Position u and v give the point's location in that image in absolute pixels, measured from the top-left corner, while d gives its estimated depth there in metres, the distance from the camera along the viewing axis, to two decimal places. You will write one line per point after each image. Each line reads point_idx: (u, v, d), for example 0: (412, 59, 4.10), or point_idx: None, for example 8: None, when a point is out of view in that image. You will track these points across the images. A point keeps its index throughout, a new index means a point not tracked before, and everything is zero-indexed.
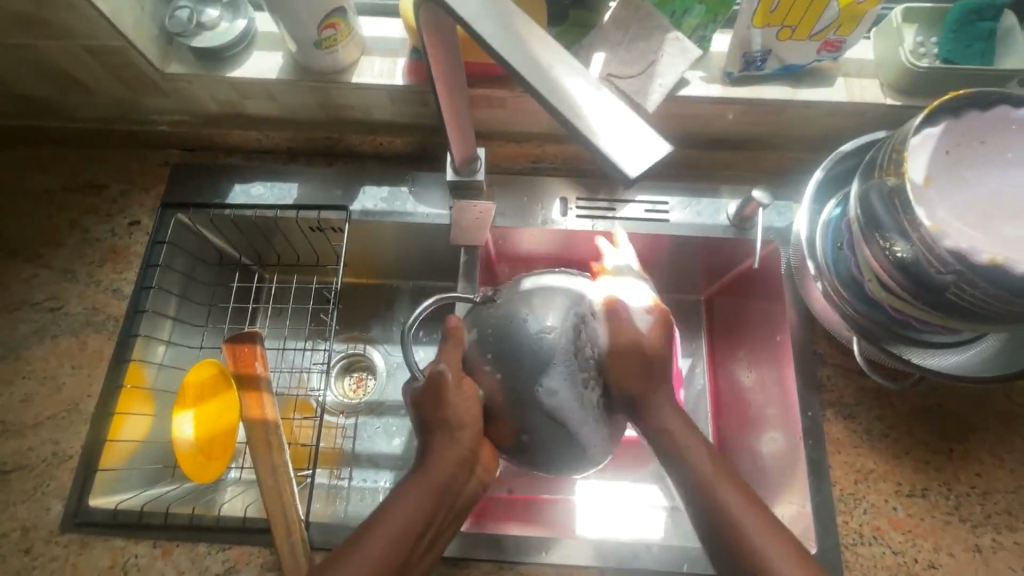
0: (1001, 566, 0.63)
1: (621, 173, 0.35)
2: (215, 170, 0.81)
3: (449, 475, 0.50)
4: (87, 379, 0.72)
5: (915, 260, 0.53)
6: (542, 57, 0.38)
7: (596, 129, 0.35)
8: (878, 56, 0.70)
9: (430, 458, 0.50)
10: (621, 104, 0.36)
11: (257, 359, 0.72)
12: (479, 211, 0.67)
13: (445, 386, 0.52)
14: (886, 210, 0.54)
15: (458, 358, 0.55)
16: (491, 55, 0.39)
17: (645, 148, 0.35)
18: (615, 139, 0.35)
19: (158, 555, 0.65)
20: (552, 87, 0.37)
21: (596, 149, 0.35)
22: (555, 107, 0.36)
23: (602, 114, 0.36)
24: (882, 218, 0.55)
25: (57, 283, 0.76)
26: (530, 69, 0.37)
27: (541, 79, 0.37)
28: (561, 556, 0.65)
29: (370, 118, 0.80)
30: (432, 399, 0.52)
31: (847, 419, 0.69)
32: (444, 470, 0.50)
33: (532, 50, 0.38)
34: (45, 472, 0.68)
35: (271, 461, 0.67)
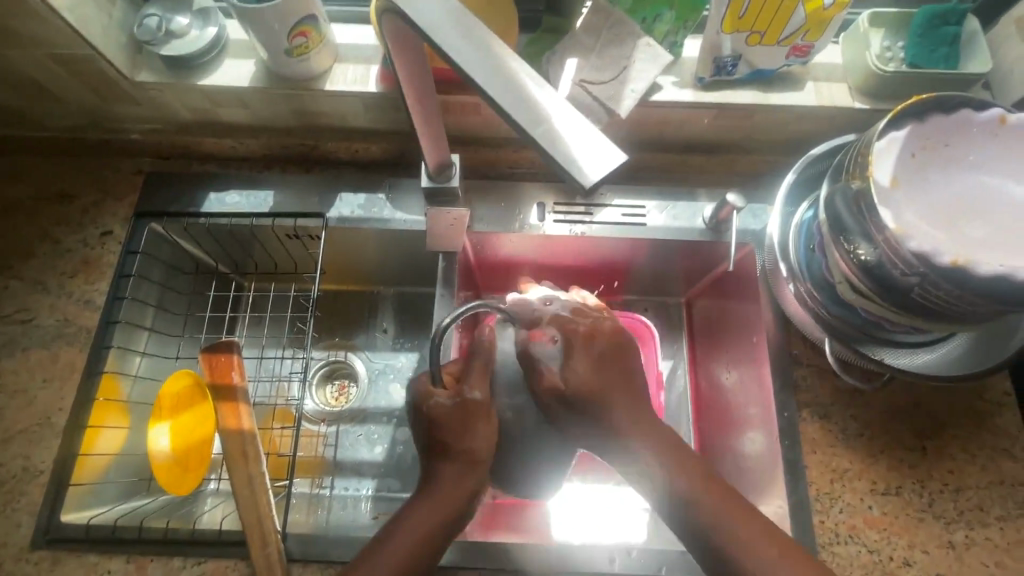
0: (974, 562, 0.63)
1: (581, 182, 0.35)
2: (189, 179, 0.80)
3: (462, 505, 0.52)
4: (58, 392, 0.71)
5: (880, 262, 0.54)
6: (503, 66, 0.38)
7: (557, 138, 0.35)
8: (846, 60, 0.71)
9: (443, 487, 0.52)
10: (580, 112, 0.36)
11: (233, 369, 0.72)
12: (454, 218, 0.67)
13: (474, 413, 0.54)
14: (851, 213, 0.55)
15: (484, 381, 0.56)
16: (452, 66, 0.39)
17: (603, 156, 0.35)
18: (576, 145, 0.35)
19: (132, 570, 0.64)
20: (513, 97, 0.37)
21: (557, 157, 0.35)
22: (515, 116, 0.36)
23: (562, 123, 0.36)
24: (847, 221, 0.56)
25: (28, 295, 0.75)
26: (491, 78, 0.37)
27: (502, 90, 0.37)
28: (542, 563, 0.65)
29: (345, 124, 0.79)
30: (455, 424, 0.53)
31: (823, 419, 0.70)
32: (456, 500, 0.52)
33: (494, 60, 0.38)
34: (15, 488, 0.67)
35: (248, 472, 0.66)
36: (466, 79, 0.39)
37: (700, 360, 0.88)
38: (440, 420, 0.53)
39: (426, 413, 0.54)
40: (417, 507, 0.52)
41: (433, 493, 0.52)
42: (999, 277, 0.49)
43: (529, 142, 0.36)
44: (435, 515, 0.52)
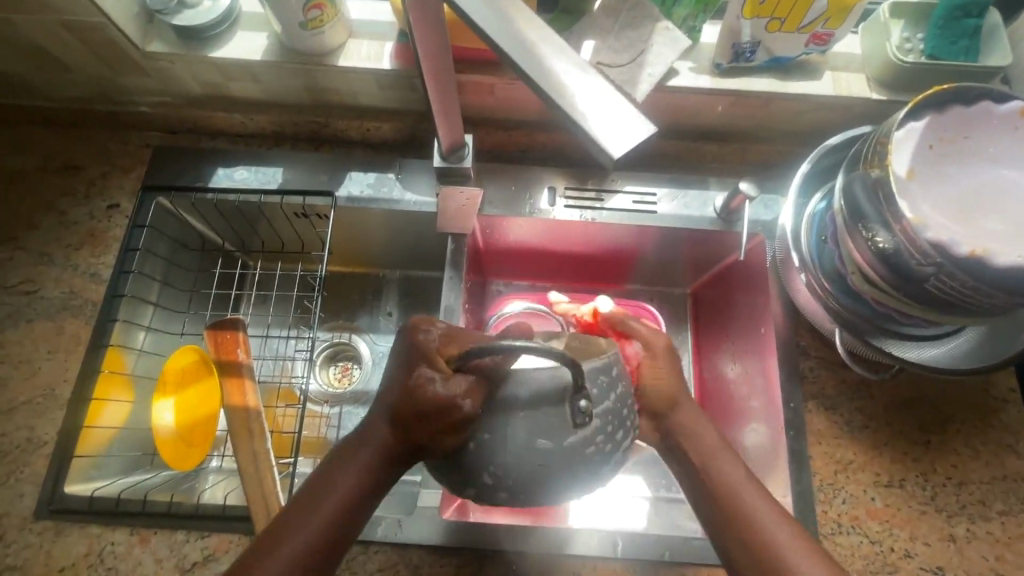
0: (975, 556, 0.64)
1: (608, 156, 0.34)
2: (197, 154, 0.79)
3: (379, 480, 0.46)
4: (63, 364, 0.71)
5: (897, 250, 0.53)
6: (526, 34, 0.37)
7: (584, 110, 0.35)
8: (864, 51, 0.70)
9: (364, 452, 0.46)
10: (606, 84, 0.36)
11: (238, 346, 0.74)
12: (466, 198, 0.67)
13: (453, 412, 0.42)
14: (870, 202, 0.54)
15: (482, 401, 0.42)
16: (474, 33, 0.37)
17: (630, 131, 0.35)
18: (604, 119, 0.35)
19: (136, 542, 0.64)
20: (540, 67, 0.36)
21: (584, 130, 0.34)
22: (540, 86, 0.35)
23: (589, 95, 0.35)
24: (865, 209, 0.54)
25: (33, 266, 0.75)
26: (515, 46, 0.36)
27: (527, 58, 0.36)
28: (547, 545, 0.65)
29: (356, 102, 0.78)
30: (434, 413, 0.42)
31: (829, 411, 0.70)
32: (374, 469, 0.46)
33: (519, 27, 0.37)
34: (18, 459, 0.67)
35: (253, 449, 0.67)
36: (489, 45, 0.37)
37: (704, 351, 0.88)
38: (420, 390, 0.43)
39: (415, 376, 0.44)
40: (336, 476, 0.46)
41: (356, 460, 0.46)
42: (1012, 270, 0.50)
43: (555, 112, 0.35)
44: (355, 483, 0.46)
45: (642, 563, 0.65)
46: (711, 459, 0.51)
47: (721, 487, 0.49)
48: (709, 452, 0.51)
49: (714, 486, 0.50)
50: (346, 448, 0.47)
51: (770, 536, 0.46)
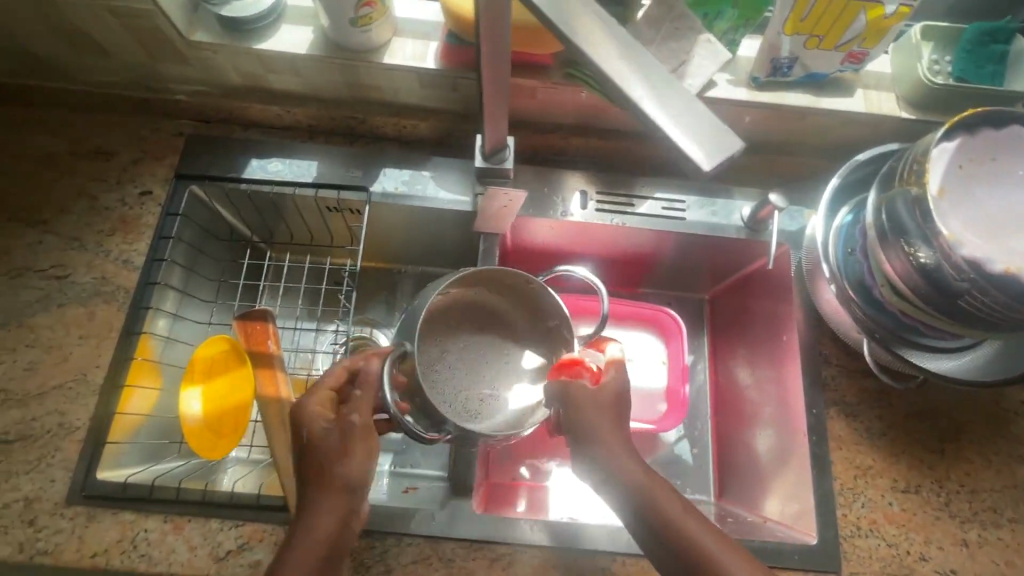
0: (986, 560, 0.67)
1: (697, 167, 0.36)
2: (233, 145, 0.79)
3: (334, 547, 0.51)
4: (95, 349, 0.71)
5: (936, 266, 0.56)
6: (607, 43, 0.38)
7: (674, 124, 0.36)
8: (895, 71, 0.72)
9: (302, 533, 0.51)
10: (693, 98, 0.37)
11: (268, 337, 0.75)
12: (509, 199, 0.67)
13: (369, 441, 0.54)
14: (910, 217, 0.56)
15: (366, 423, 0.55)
16: (562, 40, 0.38)
17: (719, 142, 0.36)
18: (692, 131, 0.36)
19: (169, 530, 0.64)
20: (631, 79, 0.37)
21: (674, 143, 0.36)
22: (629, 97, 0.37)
23: (678, 108, 0.37)
24: (906, 224, 0.57)
25: (63, 251, 0.74)
26: (600, 56, 0.38)
27: (614, 69, 0.37)
28: (576, 542, 0.66)
29: (394, 99, 0.79)
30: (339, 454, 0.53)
31: (850, 417, 0.72)
32: (322, 540, 0.51)
33: (603, 36, 0.38)
34: (49, 444, 0.67)
35: (287, 439, 0.68)
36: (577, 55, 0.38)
37: (720, 357, 0.91)
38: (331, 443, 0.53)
39: (318, 437, 0.54)
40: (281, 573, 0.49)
41: (298, 546, 0.50)
42: None
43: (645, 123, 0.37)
44: (323, 524, 0.51)
45: None
46: (657, 504, 0.53)
47: (682, 538, 0.52)
48: (659, 505, 0.53)
49: (674, 537, 0.52)
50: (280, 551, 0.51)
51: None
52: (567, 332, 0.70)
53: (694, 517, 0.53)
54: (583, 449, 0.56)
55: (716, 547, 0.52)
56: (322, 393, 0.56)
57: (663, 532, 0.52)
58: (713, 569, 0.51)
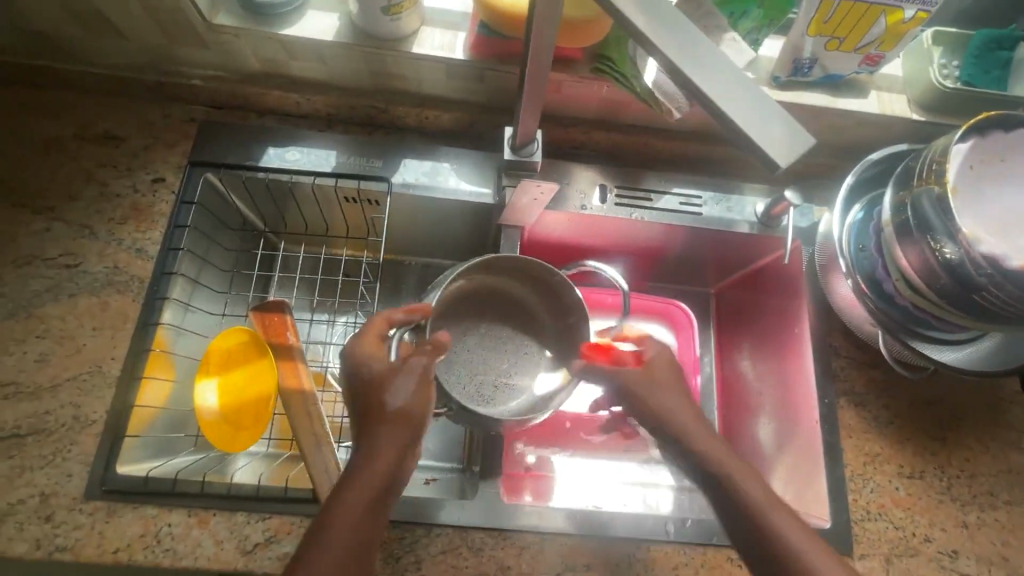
0: (984, 540, 0.71)
1: (770, 163, 0.37)
2: (250, 133, 0.78)
3: (384, 494, 0.52)
4: (110, 341, 0.69)
5: (960, 262, 0.57)
6: (679, 38, 0.39)
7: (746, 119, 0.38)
8: (907, 75, 0.75)
9: (356, 478, 0.51)
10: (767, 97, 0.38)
11: (288, 329, 0.74)
12: (541, 191, 0.67)
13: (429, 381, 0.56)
14: (936, 215, 0.57)
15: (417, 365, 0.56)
16: (641, 42, 0.39)
17: (791, 139, 0.38)
18: (765, 127, 0.38)
19: (194, 523, 0.63)
20: (710, 80, 0.38)
21: (747, 139, 0.37)
22: (701, 93, 0.38)
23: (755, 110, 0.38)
24: (932, 222, 0.58)
25: (73, 239, 0.72)
26: (673, 51, 0.38)
27: (687, 64, 0.38)
28: (601, 528, 0.68)
29: (418, 89, 0.78)
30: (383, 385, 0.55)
31: (858, 406, 0.76)
32: (377, 481, 0.51)
33: (674, 31, 0.39)
34: (64, 438, 0.65)
35: (315, 431, 0.67)
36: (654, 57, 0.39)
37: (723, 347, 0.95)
38: (388, 385, 0.55)
39: (376, 377, 0.55)
40: (331, 520, 0.49)
41: (350, 494, 0.50)
42: None
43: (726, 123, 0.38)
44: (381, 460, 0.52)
45: (691, 546, 0.68)
46: (742, 487, 0.54)
47: (757, 518, 0.52)
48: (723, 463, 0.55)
49: (751, 517, 0.52)
50: (330, 497, 0.51)
51: (801, 555, 0.50)
52: (580, 320, 0.69)
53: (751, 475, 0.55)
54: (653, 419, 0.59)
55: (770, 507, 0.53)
56: (374, 336, 0.57)
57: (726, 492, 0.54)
58: (785, 545, 0.51)
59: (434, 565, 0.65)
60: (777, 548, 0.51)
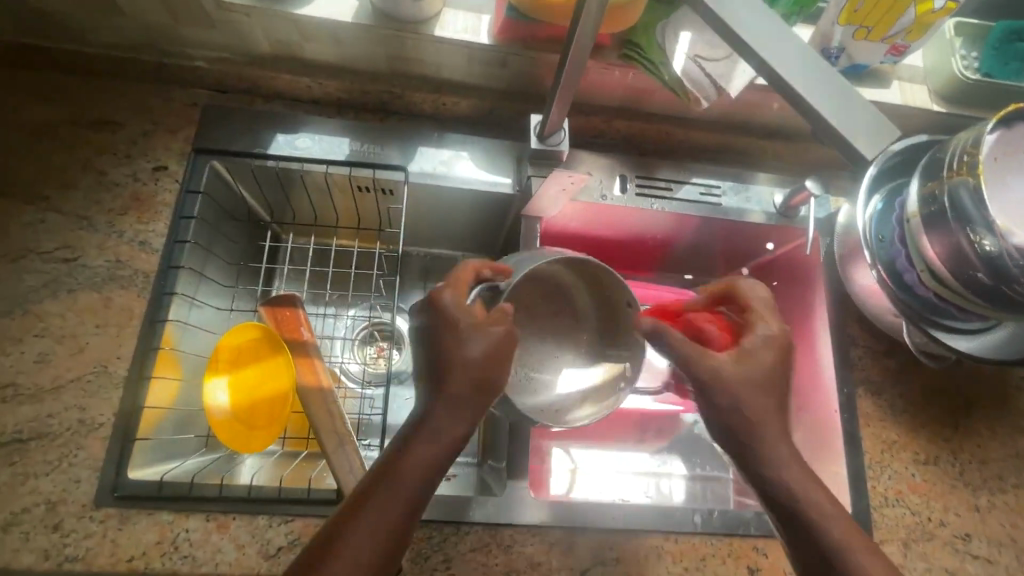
0: (995, 523, 0.73)
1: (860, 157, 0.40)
2: (257, 118, 0.74)
3: (425, 487, 0.47)
4: (115, 340, 0.65)
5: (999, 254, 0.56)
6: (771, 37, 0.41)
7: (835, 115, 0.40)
8: (929, 62, 0.76)
9: (408, 454, 0.47)
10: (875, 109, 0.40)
11: (301, 324, 0.71)
12: (572, 181, 0.67)
13: (508, 347, 0.51)
14: (975, 207, 0.56)
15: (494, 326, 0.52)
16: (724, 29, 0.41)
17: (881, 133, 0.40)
18: (853, 123, 0.40)
19: (213, 529, 0.60)
20: (816, 91, 0.41)
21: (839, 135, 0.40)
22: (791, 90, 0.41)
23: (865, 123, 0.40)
24: (971, 214, 0.56)
25: (70, 230, 0.67)
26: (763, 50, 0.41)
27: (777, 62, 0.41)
28: (628, 522, 0.68)
29: (436, 74, 0.76)
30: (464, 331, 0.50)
31: (875, 395, 0.77)
32: (429, 458, 0.47)
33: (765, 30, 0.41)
34: (70, 442, 0.61)
35: (335, 425, 0.65)
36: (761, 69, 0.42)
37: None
38: (469, 342, 0.50)
39: (461, 329, 0.50)
40: (366, 506, 0.45)
41: (390, 482, 0.46)
42: None
43: (832, 137, 0.40)
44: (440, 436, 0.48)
45: (717, 537, 0.69)
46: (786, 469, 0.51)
47: (797, 499, 0.50)
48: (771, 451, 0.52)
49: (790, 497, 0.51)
50: (370, 480, 0.47)
51: (834, 538, 0.49)
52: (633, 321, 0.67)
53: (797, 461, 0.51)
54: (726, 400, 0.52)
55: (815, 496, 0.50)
56: (462, 288, 0.53)
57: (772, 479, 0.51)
58: (820, 524, 0.50)
59: (463, 564, 0.63)
60: (817, 535, 0.49)
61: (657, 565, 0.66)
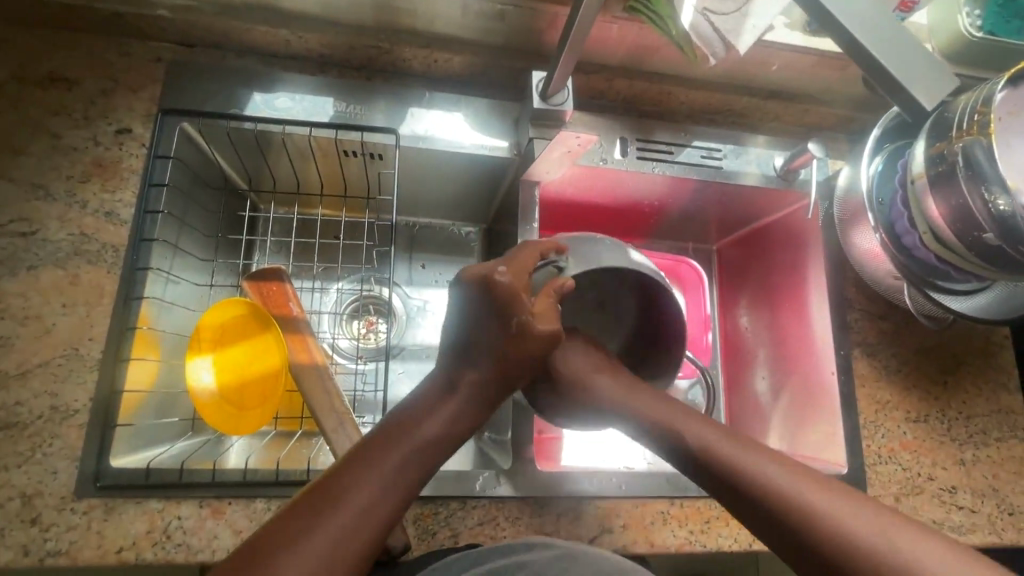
0: (979, 476, 0.75)
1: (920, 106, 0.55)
2: (231, 76, 0.68)
3: (434, 462, 0.43)
4: (85, 320, 0.59)
5: (1013, 213, 0.55)
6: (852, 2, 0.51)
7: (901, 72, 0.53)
8: (933, 22, 0.74)
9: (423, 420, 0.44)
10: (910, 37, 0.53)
11: (290, 299, 0.67)
12: (580, 140, 0.64)
13: (551, 347, 0.49)
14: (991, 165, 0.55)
15: (542, 315, 0.48)
16: None
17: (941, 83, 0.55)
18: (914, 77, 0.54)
19: (208, 515, 0.57)
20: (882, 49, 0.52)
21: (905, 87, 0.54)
22: (866, 54, 0.53)
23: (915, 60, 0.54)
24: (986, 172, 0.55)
25: (25, 201, 0.61)
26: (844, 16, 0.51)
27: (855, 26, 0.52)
28: (634, 488, 0.67)
29: (429, 28, 0.71)
30: (508, 319, 0.47)
31: (870, 356, 0.78)
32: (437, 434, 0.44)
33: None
34: (43, 431, 0.56)
35: (331, 402, 0.62)
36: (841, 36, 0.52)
37: (726, 304, 1.00)
38: (516, 340, 0.47)
39: (512, 325, 0.47)
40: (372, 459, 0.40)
41: (405, 438, 0.42)
42: None
43: (894, 87, 0.55)
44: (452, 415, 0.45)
45: (721, 499, 0.69)
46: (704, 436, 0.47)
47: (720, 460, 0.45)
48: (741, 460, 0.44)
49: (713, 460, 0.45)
50: (381, 432, 0.43)
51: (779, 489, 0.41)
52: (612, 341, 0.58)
53: (776, 463, 0.43)
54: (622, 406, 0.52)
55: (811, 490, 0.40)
56: (521, 272, 0.48)
57: (763, 503, 0.41)
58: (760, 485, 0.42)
59: (471, 538, 0.62)
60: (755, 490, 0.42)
61: (662, 530, 0.66)
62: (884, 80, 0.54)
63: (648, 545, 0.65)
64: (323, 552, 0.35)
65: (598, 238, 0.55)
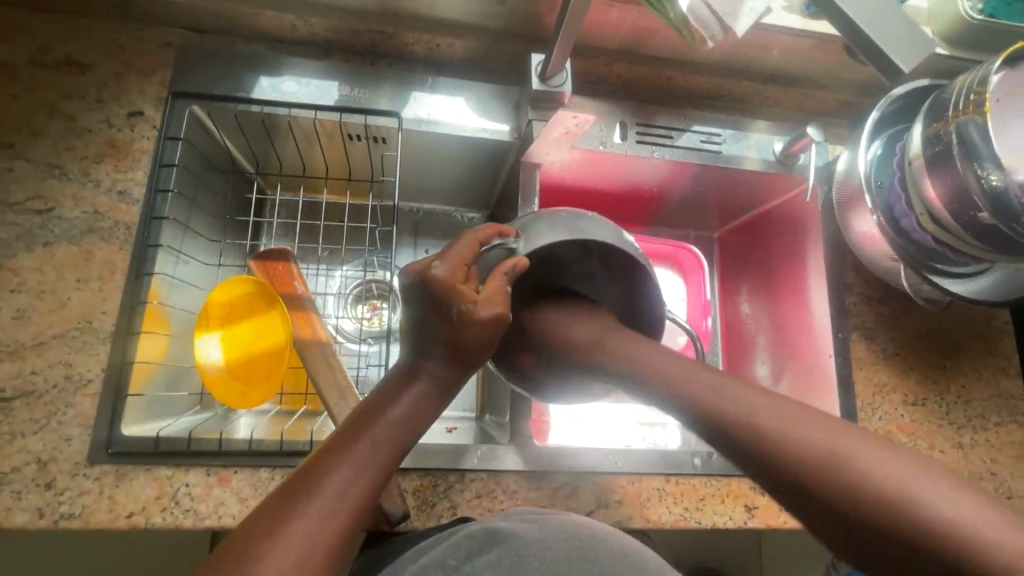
0: (977, 459, 0.75)
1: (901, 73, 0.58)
2: (239, 60, 0.70)
3: (407, 441, 0.43)
4: (98, 294, 0.62)
5: (1006, 189, 0.55)
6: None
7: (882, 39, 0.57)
8: (934, 5, 0.75)
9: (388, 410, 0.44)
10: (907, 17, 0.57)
11: (295, 279, 0.69)
12: (578, 120, 0.66)
13: (497, 332, 0.49)
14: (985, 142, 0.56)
15: (481, 302, 0.48)
16: None
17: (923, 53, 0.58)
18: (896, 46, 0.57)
19: (215, 483, 0.59)
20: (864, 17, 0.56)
21: (887, 55, 0.57)
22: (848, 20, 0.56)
23: (905, 32, 0.57)
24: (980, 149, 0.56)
25: (41, 180, 0.63)
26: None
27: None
28: (631, 465, 0.68)
29: (430, 12, 0.72)
30: (447, 311, 0.48)
31: (868, 340, 0.78)
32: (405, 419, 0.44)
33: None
34: (58, 400, 0.58)
35: (335, 378, 0.64)
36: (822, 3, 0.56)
37: (728, 290, 1.01)
38: (459, 329, 0.48)
39: (452, 316, 0.47)
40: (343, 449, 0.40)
41: (374, 424, 0.43)
42: None
43: (876, 52, 0.57)
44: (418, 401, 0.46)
45: (715, 477, 0.70)
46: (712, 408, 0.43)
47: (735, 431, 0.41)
48: (753, 425, 0.40)
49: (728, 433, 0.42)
50: (349, 426, 0.43)
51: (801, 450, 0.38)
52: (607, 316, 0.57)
53: (790, 421, 0.39)
54: (622, 374, 0.52)
55: (825, 447, 0.37)
56: (457, 262, 0.49)
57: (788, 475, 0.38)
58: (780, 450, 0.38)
59: (469, 510, 0.64)
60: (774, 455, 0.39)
61: (658, 506, 0.67)
62: (867, 48, 0.58)
63: (644, 521, 0.66)
64: (309, 533, 0.34)
65: (550, 212, 0.54)
